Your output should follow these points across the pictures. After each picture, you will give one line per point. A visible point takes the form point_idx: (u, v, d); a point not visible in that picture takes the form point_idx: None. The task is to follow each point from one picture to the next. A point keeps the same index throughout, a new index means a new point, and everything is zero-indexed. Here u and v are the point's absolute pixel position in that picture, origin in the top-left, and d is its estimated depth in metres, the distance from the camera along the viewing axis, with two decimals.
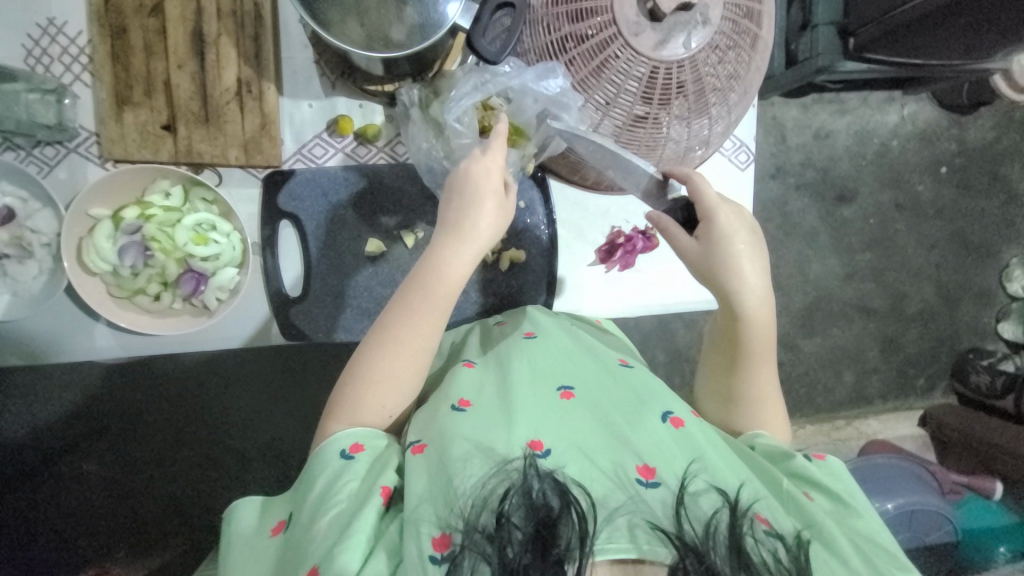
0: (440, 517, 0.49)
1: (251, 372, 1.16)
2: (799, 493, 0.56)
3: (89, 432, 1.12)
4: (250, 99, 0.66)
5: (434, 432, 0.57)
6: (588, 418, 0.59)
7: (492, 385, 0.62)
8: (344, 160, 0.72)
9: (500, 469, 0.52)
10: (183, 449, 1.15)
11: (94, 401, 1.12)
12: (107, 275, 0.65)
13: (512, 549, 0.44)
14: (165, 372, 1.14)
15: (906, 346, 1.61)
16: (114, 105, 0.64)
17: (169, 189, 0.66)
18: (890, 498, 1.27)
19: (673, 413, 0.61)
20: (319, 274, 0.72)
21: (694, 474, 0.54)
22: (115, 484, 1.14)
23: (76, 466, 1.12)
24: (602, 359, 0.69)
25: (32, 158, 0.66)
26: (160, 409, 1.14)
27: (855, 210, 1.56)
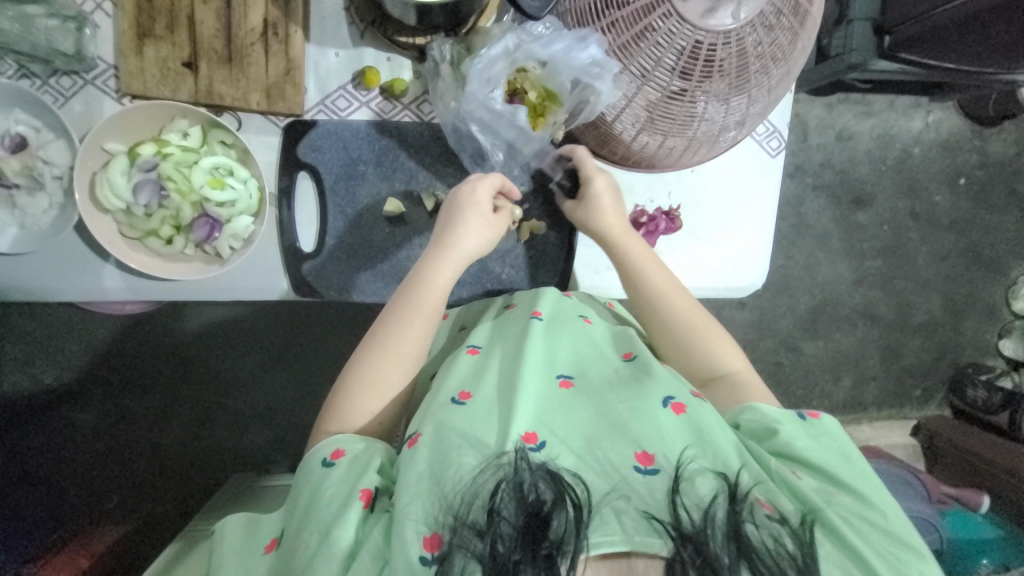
0: (431, 515, 0.48)
1: (246, 332, 1.15)
2: (789, 471, 0.56)
3: (87, 382, 1.12)
4: (276, 42, 0.64)
5: (431, 421, 0.56)
6: (587, 412, 0.58)
7: (493, 375, 0.61)
8: (368, 115, 0.69)
9: (492, 462, 0.51)
10: (179, 406, 1.15)
11: (93, 351, 1.12)
12: (119, 214, 0.63)
13: (502, 544, 0.45)
14: (162, 327, 1.13)
15: (907, 355, 1.61)
16: (135, 37, 0.61)
17: (187, 129, 0.64)
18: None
19: (675, 397, 0.58)
20: (334, 230, 0.70)
21: (690, 460, 0.53)
22: (109, 437, 1.14)
23: (71, 418, 1.12)
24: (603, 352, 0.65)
25: (47, 87, 0.63)
26: (158, 364, 1.14)
27: (870, 215, 1.54)
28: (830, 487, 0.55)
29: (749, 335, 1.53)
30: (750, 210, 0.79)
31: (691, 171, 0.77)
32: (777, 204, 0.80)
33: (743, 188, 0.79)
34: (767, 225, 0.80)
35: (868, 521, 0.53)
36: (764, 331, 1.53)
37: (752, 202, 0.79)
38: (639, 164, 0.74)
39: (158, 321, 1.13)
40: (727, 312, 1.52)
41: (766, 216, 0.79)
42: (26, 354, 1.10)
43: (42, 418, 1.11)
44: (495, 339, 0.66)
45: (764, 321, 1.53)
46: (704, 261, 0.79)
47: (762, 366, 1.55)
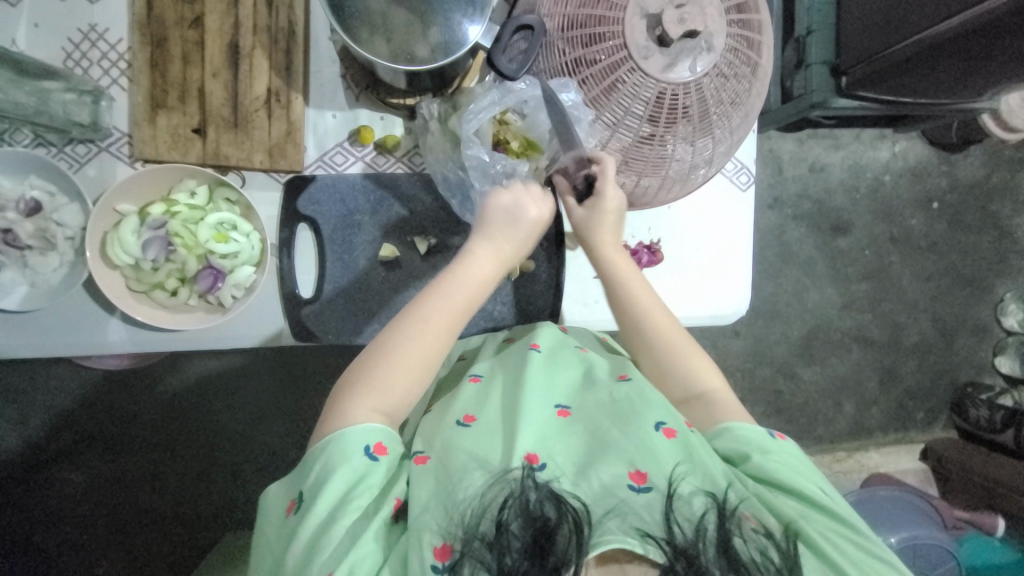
0: (441, 526, 0.49)
1: (245, 382, 1.15)
2: (771, 492, 0.57)
3: (84, 440, 1.11)
4: (278, 108, 0.70)
5: (438, 442, 0.58)
6: (583, 434, 0.59)
7: (496, 400, 0.63)
8: (363, 169, 0.75)
9: (500, 478, 0.52)
10: (172, 462, 1.14)
11: (84, 409, 1.11)
12: (127, 268, 0.66)
13: (511, 555, 0.45)
14: (155, 381, 1.13)
15: (905, 377, 1.62)
16: (149, 108, 0.67)
17: (194, 189, 0.68)
18: (894, 531, 1.26)
19: (666, 422, 0.59)
20: (332, 276, 0.74)
21: (681, 477, 0.54)
22: (105, 495, 1.12)
23: (69, 474, 1.11)
24: (597, 375, 0.67)
25: (63, 154, 0.68)
26: (152, 419, 1.13)
27: (851, 241, 1.60)
28: (811, 508, 0.56)
29: (746, 364, 1.55)
30: (728, 239, 0.83)
31: (668, 206, 0.81)
32: (752, 233, 0.84)
33: (720, 220, 0.83)
34: (745, 253, 0.84)
35: (843, 538, 0.54)
36: (760, 360, 1.55)
37: (729, 232, 0.83)
38: None
39: (151, 376, 1.13)
40: (722, 341, 1.55)
41: (743, 244, 0.84)
42: (21, 415, 1.09)
43: (33, 481, 1.10)
44: (495, 368, 0.69)
45: (760, 350, 1.55)
46: (688, 290, 0.82)
47: (762, 395, 1.56)
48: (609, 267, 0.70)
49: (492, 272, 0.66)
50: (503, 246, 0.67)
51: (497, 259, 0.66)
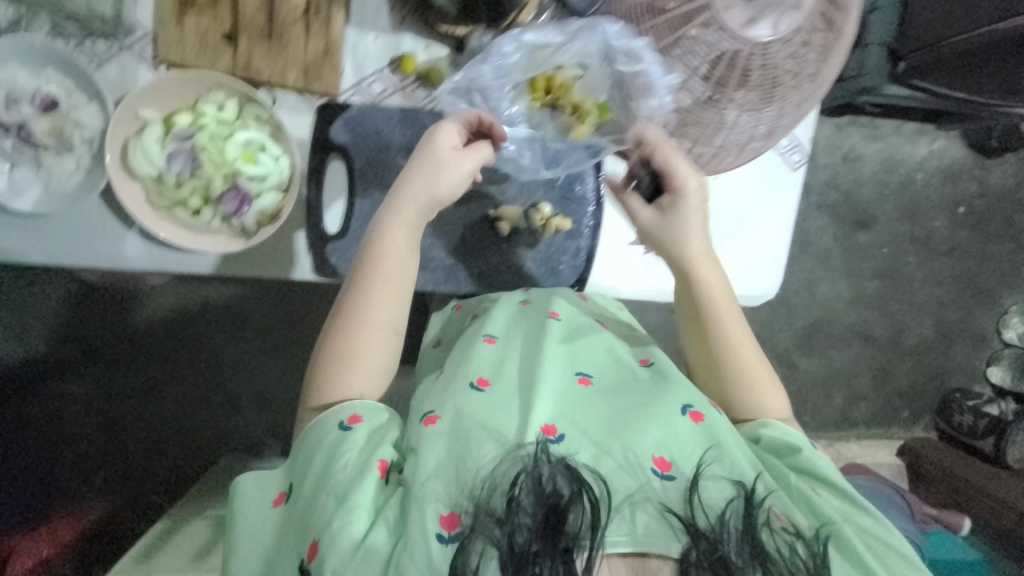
0: (449, 496, 0.49)
1: (236, 310, 1.14)
2: (809, 491, 0.57)
3: (82, 356, 1.11)
4: (317, 21, 0.64)
5: (448, 405, 0.56)
6: (605, 410, 0.57)
7: (513, 368, 0.62)
8: (401, 101, 0.70)
9: (512, 453, 0.51)
10: (168, 383, 1.14)
11: (77, 324, 1.11)
12: (149, 180, 0.62)
13: (521, 535, 0.45)
14: (144, 303, 1.12)
15: (897, 377, 1.64)
16: (177, 5, 0.61)
17: (223, 102, 0.63)
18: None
19: (693, 405, 0.59)
20: (360, 213, 0.70)
21: (706, 464, 0.53)
22: (102, 413, 1.12)
23: (65, 389, 1.11)
24: (624, 358, 0.66)
25: (81, 48, 0.63)
26: (145, 340, 1.13)
27: (872, 236, 1.58)
28: (846, 506, 0.57)
29: None
30: (769, 218, 0.80)
31: (714, 177, 0.78)
32: (796, 214, 0.81)
33: (765, 198, 0.80)
34: (785, 234, 0.81)
35: (876, 538, 0.55)
36: (760, 345, 1.55)
37: (772, 210, 0.80)
38: None
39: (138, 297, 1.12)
40: None
41: (785, 225, 0.81)
42: (21, 324, 1.09)
43: (29, 391, 1.10)
44: (512, 331, 0.67)
45: (761, 336, 1.55)
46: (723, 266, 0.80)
47: None
48: (687, 263, 0.67)
49: (412, 228, 0.62)
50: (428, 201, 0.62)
51: (417, 206, 0.62)
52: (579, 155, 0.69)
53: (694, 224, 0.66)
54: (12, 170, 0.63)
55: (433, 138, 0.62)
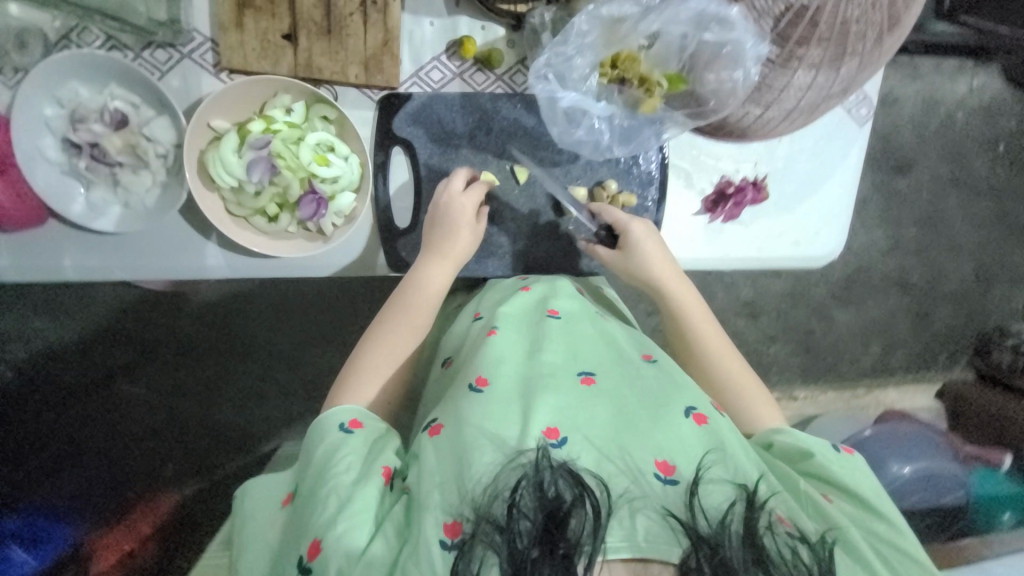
0: (449, 500, 0.47)
1: (282, 305, 1.13)
2: (816, 495, 0.56)
3: (142, 349, 1.12)
4: (374, 11, 0.62)
5: (450, 413, 0.54)
6: (607, 410, 0.54)
7: (511, 365, 0.58)
8: (461, 87, 0.69)
9: (512, 459, 0.48)
10: (221, 379, 1.13)
11: (130, 325, 1.11)
12: (228, 190, 0.63)
13: (521, 541, 0.42)
14: (192, 302, 1.11)
15: (937, 321, 1.59)
16: (235, 7, 0.60)
17: (290, 105, 0.63)
18: (908, 461, 1.16)
19: (696, 408, 0.56)
20: (428, 204, 0.70)
21: (708, 465, 0.51)
22: (164, 409, 1.13)
23: (127, 384, 1.12)
24: (624, 354, 0.63)
25: (142, 60, 0.62)
26: (196, 337, 1.12)
27: (910, 182, 1.49)
28: (854, 511, 0.56)
29: (784, 304, 1.46)
30: (834, 179, 0.79)
31: (778, 140, 0.76)
32: (860, 173, 0.80)
33: (830, 158, 0.78)
34: (849, 195, 0.80)
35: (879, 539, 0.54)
36: (797, 300, 1.48)
37: (836, 170, 0.79)
38: (732, 134, 0.72)
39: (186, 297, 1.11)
40: (762, 281, 1.44)
41: (849, 185, 0.79)
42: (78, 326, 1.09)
43: (90, 392, 1.11)
44: (512, 321, 0.63)
45: (798, 290, 1.47)
46: (788, 231, 0.79)
47: (793, 333, 1.49)
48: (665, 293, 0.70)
49: (441, 282, 0.66)
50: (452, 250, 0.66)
51: (449, 263, 0.66)
52: (641, 126, 0.67)
53: (659, 259, 0.70)
54: (89, 192, 0.64)
55: (459, 198, 0.66)
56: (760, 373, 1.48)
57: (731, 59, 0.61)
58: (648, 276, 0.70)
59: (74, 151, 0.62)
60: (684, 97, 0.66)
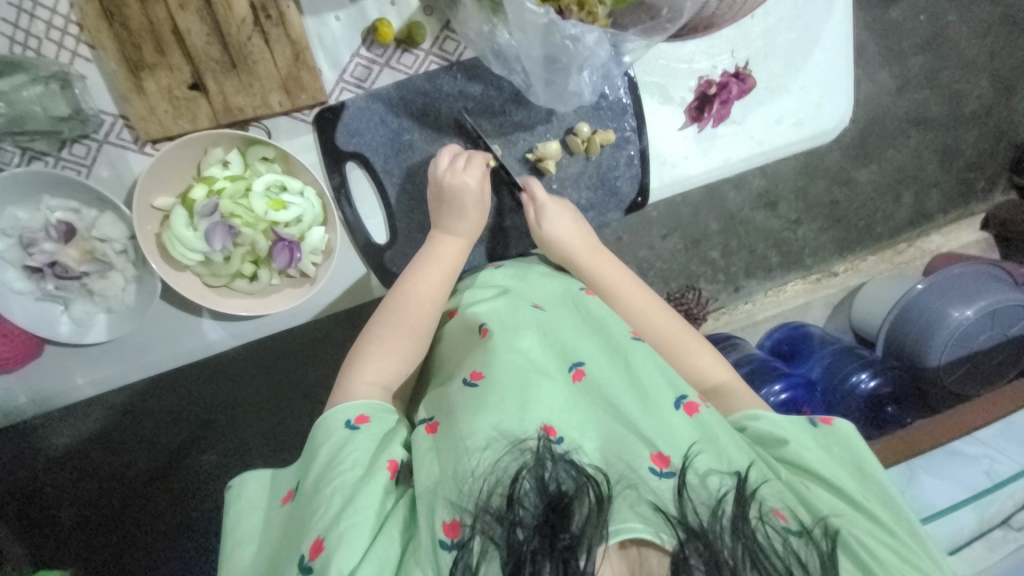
0: (449, 498, 0.44)
1: (303, 350, 0.99)
2: (801, 483, 0.52)
3: (167, 426, 0.98)
4: (273, 26, 0.56)
5: (443, 408, 0.51)
6: (598, 406, 0.51)
7: (504, 353, 0.53)
8: (392, 76, 0.63)
9: (514, 447, 0.46)
10: (259, 445, 1.01)
11: (133, 424, 0.97)
12: (198, 265, 0.60)
13: (521, 531, 0.41)
14: (200, 375, 0.97)
15: (966, 150, 1.46)
16: (129, 73, 0.55)
17: (225, 157, 0.59)
18: (969, 304, 1.10)
19: (688, 397, 0.53)
20: (402, 211, 0.66)
21: (698, 455, 0.48)
22: (213, 481, 1.01)
23: (161, 469, 0.99)
24: (612, 339, 0.57)
25: (64, 161, 0.58)
26: (216, 411, 0.99)
27: (904, 9, 1.31)
28: (839, 502, 0.51)
29: (799, 183, 1.36)
30: (824, 38, 0.70)
31: (750, 15, 0.67)
32: (852, 20, 0.70)
33: (814, 14, 0.69)
34: (844, 49, 0.71)
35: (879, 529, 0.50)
36: (813, 174, 1.37)
37: (824, 27, 0.70)
38: (696, 28, 0.64)
39: (191, 373, 0.97)
40: (771, 167, 1.34)
41: (842, 38, 0.70)
42: (79, 440, 0.95)
43: (114, 507, 0.98)
44: (505, 320, 0.57)
45: (811, 165, 1.36)
46: (787, 113, 0.72)
47: (818, 211, 1.40)
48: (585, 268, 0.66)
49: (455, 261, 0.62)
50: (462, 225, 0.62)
51: (462, 240, 0.63)
52: (604, 57, 0.59)
53: (578, 241, 0.66)
54: (69, 309, 0.62)
55: (462, 176, 0.61)
56: (793, 259, 1.41)
57: None
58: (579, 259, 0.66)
59: (37, 276, 0.60)
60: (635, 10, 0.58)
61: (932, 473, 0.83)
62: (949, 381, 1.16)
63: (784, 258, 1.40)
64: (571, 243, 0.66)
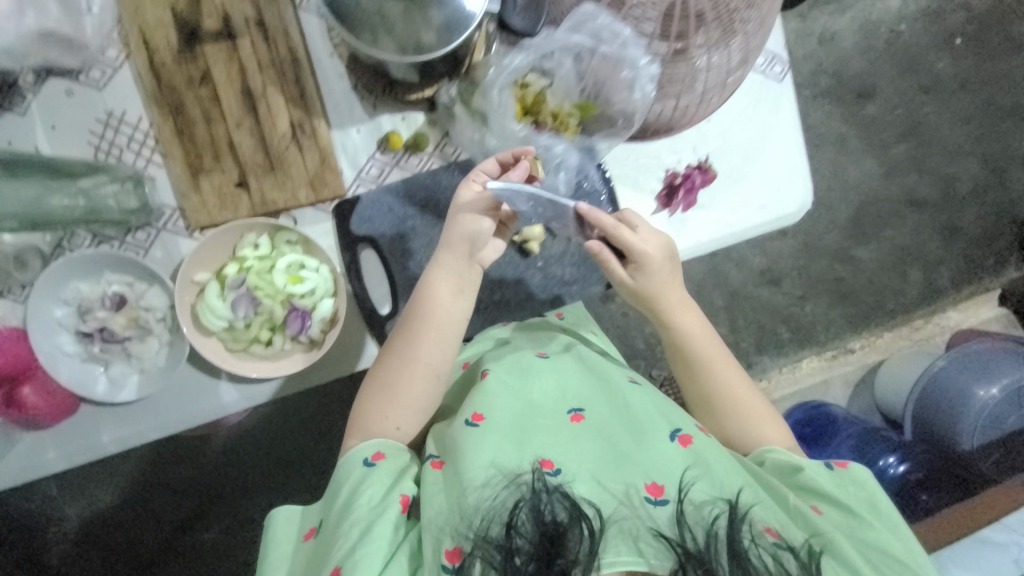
0: (452, 527, 0.48)
1: (310, 421, 1.02)
2: (806, 506, 0.55)
3: (174, 497, 1.01)
4: (306, 139, 0.70)
5: (448, 447, 0.55)
6: (596, 442, 0.54)
7: (507, 398, 0.58)
8: (400, 175, 0.75)
9: (511, 482, 0.50)
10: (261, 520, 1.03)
11: (143, 494, 1.00)
12: (222, 331, 0.69)
13: (518, 557, 0.44)
14: (211, 446, 1.01)
15: (967, 228, 1.50)
16: (190, 175, 0.68)
17: (256, 241, 0.69)
18: (993, 382, 1.09)
19: (682, 429, 0.56)
20: (403, 284, 0.75)
21: (694, 483, 0.51)
22: (214, 554, 1.02)
23: (169, 541, 1.01)
24: (610, 379, 0.63)
25: (127, 245, 0.70)
26: (222, 484, 1.01)
27: (879, 105, 1.44)
28: (846, 518, 0.56)
29: (800, 260, 1.42)
30: (777, 137, 0.80)
31: (708, 120, 0.78)
32: (801, 122, 0.81)
33: (765, 118, 0.80)
34: (796, 148, 0.81)
35: (878, 549, 0.54)
36: (813, 252, 1.42)
37: (776, 129, 0.80)
38: (659, 132, 0.75)
39: (203, 444, 1.01)
40: (771, 246, 1.40)
41: (794, 139, 0.80)
42: (91, 510, 0.99)
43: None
44: (509, 367, 0.62)
45: (810, 243, 1.42)
46: (752, 200, 0.80)
47: (823, 287, 1.43)
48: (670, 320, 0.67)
49: (457, 291, 0.63)
50: (461, 269, 0.64)
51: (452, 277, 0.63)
52: (575, 162, 0.72)
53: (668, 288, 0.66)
54: (108, 369, 0.70)
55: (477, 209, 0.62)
56: (806, 336, 1.41)
57: (627, 82, 0.66)
58: (655, 299, 0.66)
59: (86, 339, 0.69)
60: (598, 119, 0.70)
61: (960, 564, 0.77)
62: (987, 467, 1.10)
63: (794, 334, 1.41)
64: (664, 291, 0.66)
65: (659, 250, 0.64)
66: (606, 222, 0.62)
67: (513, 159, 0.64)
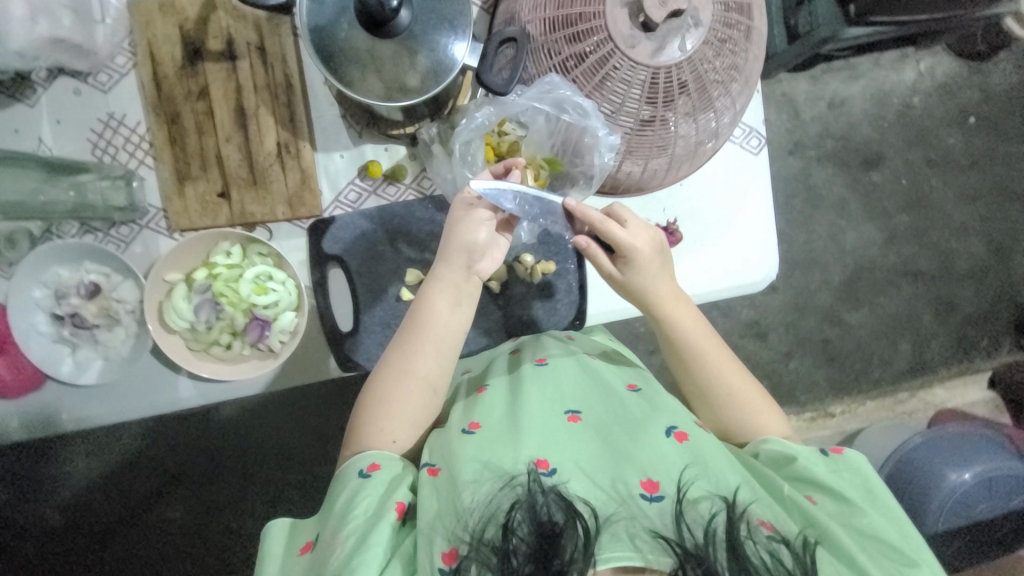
0: (448, 529, 0.49)
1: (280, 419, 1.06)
2: (799, 496, 0.56)
3: (141, 476, 1.05)
4: (289, 159, 0.73)
5: (444, 453, 0.57)
6: (592, 444, 0.56)
7: (502, 405, 0.61)
8: (377, 201, 0.78)
9: (507, 484, 0.51)
10: (220, 509, 1.06)
11: (112, 469, 1.04)
12: (185, 330, 0.73)
13: (516, 558, 0.44)
14: (183, 431, 1.05)
15: (964, 305, 1.49)
16: (176, 181, 0.72)
17: (229, 249, 0.73)
18: (967, 467, 1.05)
19: (677, 427, 0.58)
20: (366, 305, 0.77)
21: (692, 481, 0.52)
22: (172, 535, 1.06)
23: (130, 517, 1.05)
24: (607, 385, 0.64)
25: (109, 237, 0.74)
26: (188, 469, 1.05)
27: (884, 173, 1.44)
28: (841, 505, 0.57)
29: (789, 317, 1.41)
30: (746, 207, 0.82)
31: (679, 183, 0.80)
32: (772, 195, 0.83)
33: (736, 187, 0.82)
34: (765, 219, 0.82)
35: (873, 534, 0.55)
36: (803, 311, 1.42)
37: (746, 199, 0.82)
38: (630, 190, 0.78)
39: (175, 428, 1.04)
40: (761, 301, 1.40)
41: (764, 210, 0.82)
42: (60, 477, 1.03)
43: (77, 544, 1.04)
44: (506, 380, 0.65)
45: (801, 302, 1.42)
46: (716, 265, 0.82)
47: (810, 346, 1.43)
48: (666, 316, 0.68)
49: (449, 303, 0.65)
50: (461, 284, 0.66)
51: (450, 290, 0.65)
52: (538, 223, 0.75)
53: (661, 283, 0.68)
54: (75, 352, 0.74)
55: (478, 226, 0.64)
56: (786, 394, 1.41)
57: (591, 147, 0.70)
58: (651, 294, 0.68)
59: (58, 321, 0.73)
60: (564, 177, 0.74)
61: None
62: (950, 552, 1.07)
63: (775, 391, 1.41)
64: (655, 288, 0.68)
65: (648, 241, 0.66)
66: (592, 218, 0.63)
67: (505, 170, 0.66)
